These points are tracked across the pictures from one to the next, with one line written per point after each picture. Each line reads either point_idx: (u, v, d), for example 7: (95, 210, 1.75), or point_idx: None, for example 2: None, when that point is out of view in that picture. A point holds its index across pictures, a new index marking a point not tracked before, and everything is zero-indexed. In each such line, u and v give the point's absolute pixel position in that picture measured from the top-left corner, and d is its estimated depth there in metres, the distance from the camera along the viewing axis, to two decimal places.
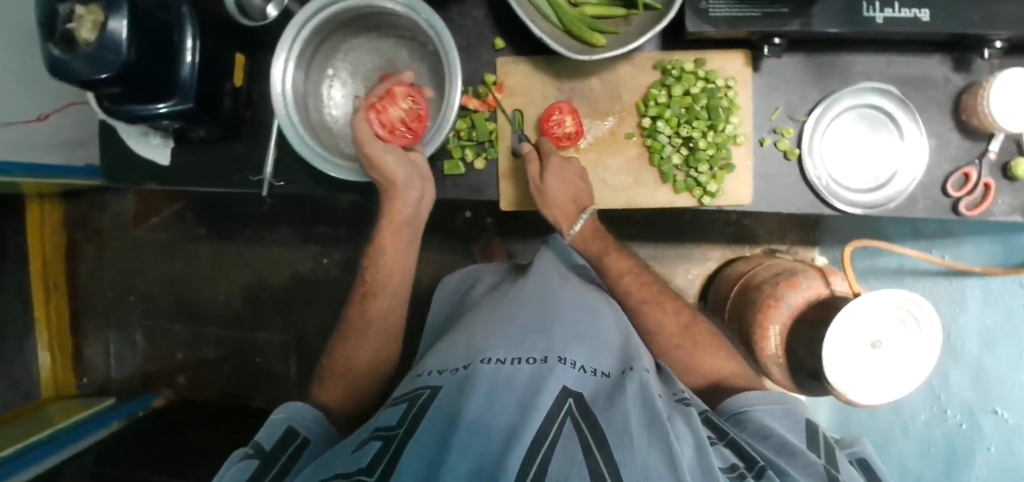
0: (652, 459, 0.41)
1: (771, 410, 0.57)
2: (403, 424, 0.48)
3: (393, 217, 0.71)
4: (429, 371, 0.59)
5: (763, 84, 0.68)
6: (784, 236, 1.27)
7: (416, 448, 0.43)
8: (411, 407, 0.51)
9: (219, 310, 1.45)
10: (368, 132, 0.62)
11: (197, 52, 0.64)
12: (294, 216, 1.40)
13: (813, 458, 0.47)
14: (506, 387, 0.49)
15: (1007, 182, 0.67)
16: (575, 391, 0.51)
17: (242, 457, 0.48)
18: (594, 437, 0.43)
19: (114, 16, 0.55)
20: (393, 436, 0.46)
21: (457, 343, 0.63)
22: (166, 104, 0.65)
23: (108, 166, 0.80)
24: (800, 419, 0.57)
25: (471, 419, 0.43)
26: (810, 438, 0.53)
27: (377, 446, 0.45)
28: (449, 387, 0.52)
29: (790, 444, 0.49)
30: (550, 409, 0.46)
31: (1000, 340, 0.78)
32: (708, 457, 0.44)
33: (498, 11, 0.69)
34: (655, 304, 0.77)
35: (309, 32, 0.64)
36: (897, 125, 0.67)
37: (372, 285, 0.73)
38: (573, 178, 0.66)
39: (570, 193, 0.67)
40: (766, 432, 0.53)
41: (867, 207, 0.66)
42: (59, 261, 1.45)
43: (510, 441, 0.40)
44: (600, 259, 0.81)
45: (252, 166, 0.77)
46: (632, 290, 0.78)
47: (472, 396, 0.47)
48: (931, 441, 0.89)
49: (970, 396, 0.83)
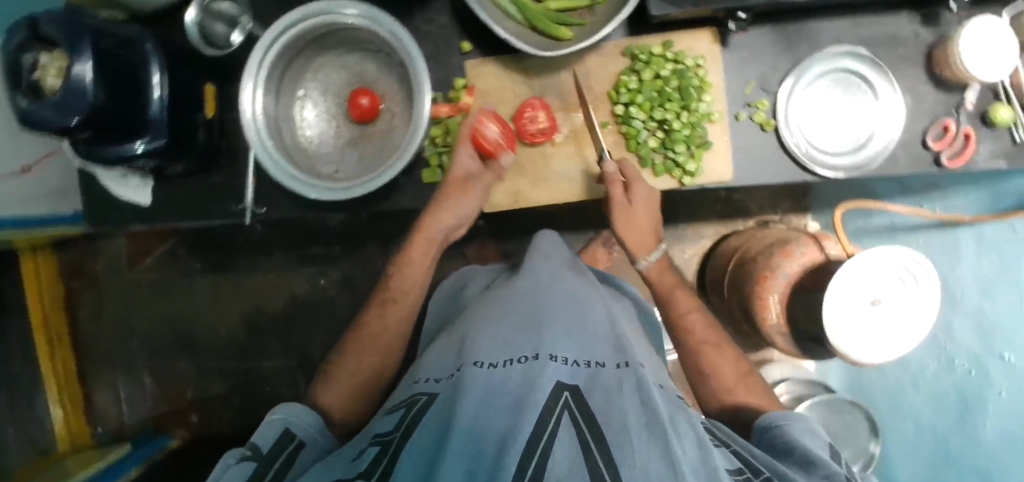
0: (652, 459, 0.41)
1: (794, 422, 0.57)
2: (399, 428, 0.51)
3: (427, 232, 0.72)
4: (423, 379, 0.61)
5: (734, 59, 0.68)
6: (776, 206, 1.27)
7: (413, 450, 0.45)
8: (407, 412, 0.53)
9: (223, 343, 1.44)
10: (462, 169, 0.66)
11: (166, 86, 0.64)
12: (286, 240, 1.40)
13: (835, 469, 0.47)
14: (500, 387, 0.50)
15: (986, 130, 0.67)
16: (570, 384, 0.51)
17: (240, 457, 0.51)
18: (591, 431, 0.43)
19: (78, 60, 0.55)
20: (390, 440, 0.49)
21: (451, 348, 0.65)
22: (141, 142, 0.65)
23: (91, 211, 0.80)
24: (822, 434, 0.56)
25: (467, 421, 0.44)
26: (832, 454, 0.53)
27: (376, 450, 0.48)
28: (444, 393, 0.53)
29: (812, 456, 0.49)
30: (546, 401, 0.47)
31: (999, 288, 0.82)
32: (711, 459, 0.44)
33: (461, 15, 0.69)
34: (716, 348, 0.70)
35: (275, 55, 0.64)
36: (871, 85, 0.67)
37: (396, 293, 0.76)
38: (648, 212, 0.68)
39: (650, 224, 0.68)
40: (788, 446, 0.53)
41: (848, 171, 0.66)
42: (59, 311, 1.45)
43: (506, 440, 0.40)
44: (666, 298, 0.74)
45: (233, 195, 0.78)
46: (694, 331, 0.71)
47: (465, 398, 0.48)
48: (942, 394, 0.89)
49: (974, 343, 0.85)
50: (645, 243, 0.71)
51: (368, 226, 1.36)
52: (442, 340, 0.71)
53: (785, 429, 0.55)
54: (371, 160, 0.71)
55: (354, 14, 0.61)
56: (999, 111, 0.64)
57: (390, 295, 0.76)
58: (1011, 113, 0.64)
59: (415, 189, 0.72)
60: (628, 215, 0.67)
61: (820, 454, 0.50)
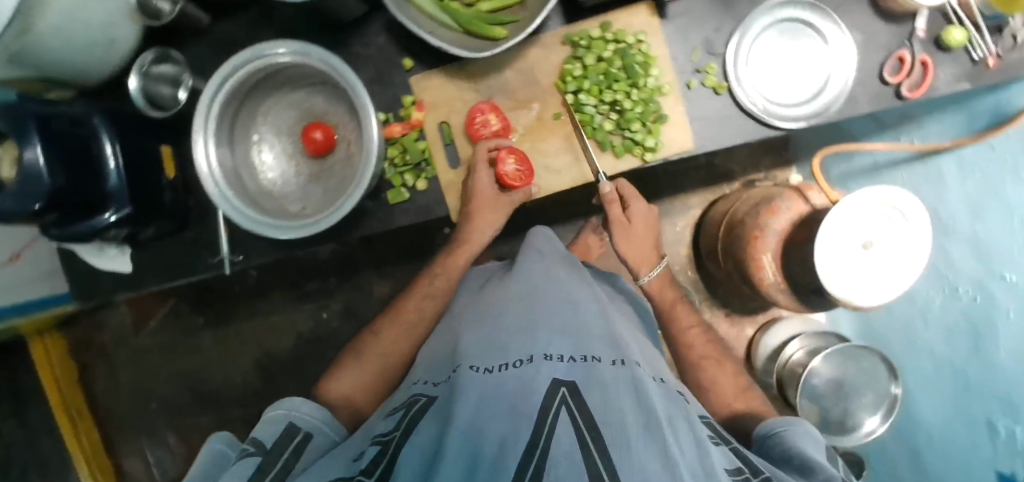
0: (651, 459, 0.40)
1: (791, 427, 0.58)
2: (398, 428, 0.50)
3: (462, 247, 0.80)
4: (420, 381, 0.61)
5: (675, 28, 0.67)
6: (759, 164, 1.26)
7: (411, 451, 0.45)
8: (406, 414, 0.52)
9: (239, 392, 1.44)
10: (489, 194, 0.71)
11: (120, 155, 0.65)
12: (283, 281, 1.41)
13: (832, 472, 0.48)
14: (496, 390, 0.49)
15: (943, 54, 0.65)
16: (568, 380, 0.50)
17: (244, 454, 0.51)
18: (590, 431, 0.42)
19: (27, 146, 0.55)
20: (390, 439, 0.48)
21: (446, 351, 0.64)
22: (110, 213, 0.66)
23: (77, 286, 0.81)
24: (819, 438, 0.57)
25: (463, 428, 0.43)
26: (830, 458, 0.54)
27: (376, 451, 0.47)
28: (440, 398, 0.52)
29: (809, 461, 0.50)
30: (544, 401, 0.46)
31: (987, 205, 0.74)
32: (709, 460, 0.44)
33: (398, 34, 0.70)
34: (716, 362, 0.77)
35: (222, 101, 0.64)
36: (817, 29, 0.66)
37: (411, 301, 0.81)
38: (646, 226, 0.81)
39: (650, 236, 0.81)
40: (786, 453, 0.53)
41: (809, 118, 0.65)
42: (74, 387, 1.46)
43: (503, 450, 0.41)
44: (669, 310, 0.83)
45: (209, 247, 0.78)
46: (694, 346, 0.79)
47: (461, 401, 0.47)
48: (953, 324, 0.82)
49: (976, 267, 0.77)
50: (651, 258, 0.82)
51: (359, 253, 1.36)
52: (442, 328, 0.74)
53: (783, 435, 0.57)
54: (334, 192, 0.72)
55: (286, 52, 0.62)
56: (952, 34, 0.62)
57: (393, 325, 0.81)
58: (965, 33, 0.62)
59: (384, 212, 0.72)
60: (629, 227, 0.79)
61: (817, 457, 0.51)
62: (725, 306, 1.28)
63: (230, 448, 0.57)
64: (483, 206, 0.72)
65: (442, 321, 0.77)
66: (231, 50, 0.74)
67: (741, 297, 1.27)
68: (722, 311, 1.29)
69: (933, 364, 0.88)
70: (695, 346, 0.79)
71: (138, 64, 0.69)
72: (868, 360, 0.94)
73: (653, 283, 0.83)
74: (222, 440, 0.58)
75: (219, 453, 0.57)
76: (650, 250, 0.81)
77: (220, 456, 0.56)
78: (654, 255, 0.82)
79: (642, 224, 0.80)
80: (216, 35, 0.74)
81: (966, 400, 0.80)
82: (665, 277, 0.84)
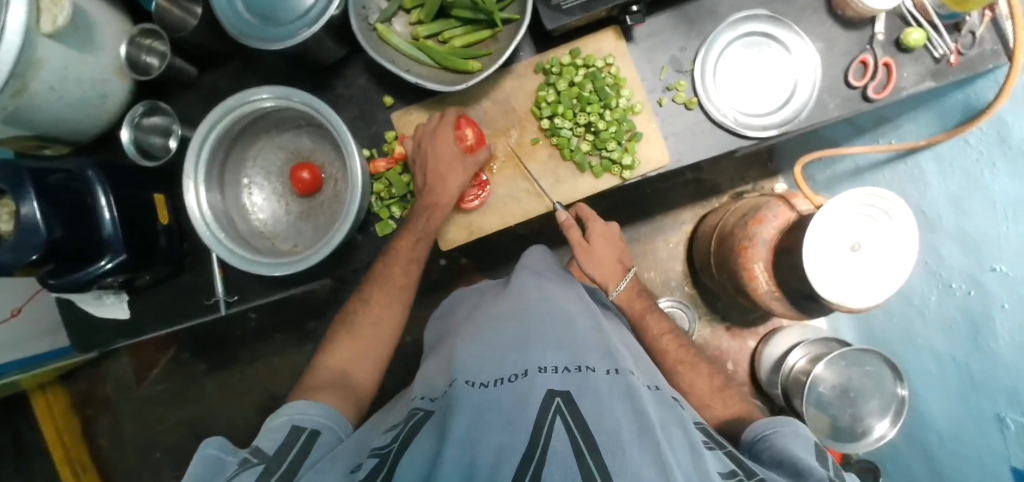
0: (645, 465, 0.40)
1: (780, 429, 0.57)
2: (396, 441, 0.49)
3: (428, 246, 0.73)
4: (419, 395, 0.60)
5: (642, 50, 0.70)
6: (745, 176, 1.27)
7: (411, 458, 0.44)
8: (404, 427, 0.51)
9: (243, 435, 1.42)
10: (450, 147, 0.69)
11: (114, 206, 0.67)
12: (283, 322, 1.41)
13: (821, 472, 0.48)
14: (492, 403, 0.48)
15: (904, 55, 0.68)
16: (562, 390, 0.49)
17: (245, 463, 0.49)
18: (587, 441, 0.41)
19: (24, 202, 0.57)
20: (389, 452, 0.47)
21: (442, 366, 0.64)
22: (106, 261, 0.67)
23: (74, 338, 0.82)
24: (807, 437, 0.56)
25: (461, 439, 0.43)
26: (820, 457, 0.53)
27: (375, 462, 0.46)
28: (438, 411, 0.52)
29: (798, 463, 0.49)
30: (539, 414, 0.45)
31: (970, 200, 0.71)
32: (703, 462, 0.44)
33: (378, 74, 0.73)
34: (690, 366, 0.75)
35: (211, 147, 0.66)
36: (779, 40, 0.68)
37: None
38: (611, 241, 0.83)
39: (613, 252, 0.82)
40: (777, 456, 0.53)
41: (780, 126, 0.67)
42: (77, 441, 1.44)
43: (500, 459, 0.40)
44: (640, 322, 0.81)
45: (205, 289, 0.79)
46: (669, 350, 0.77)
47: (459, 413, 0.47)
48: (952, 320, 0.80)
49: (967, 262, 0.74)
50: (615, 272, 0.83)
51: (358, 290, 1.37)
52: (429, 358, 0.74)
53: (772, 439, 0.56)
54: (325, 227, 0.73)
55: (269, 97, 0.65)
56: (910, 35, 0.64)
57: (378, 311, 0.75)
58: (922, 33, 0.64)
59: (374, 244, 0.75)
60: (591, 250, 0.81)
61: (805, 458, 0.51)
62: (725, 318, 1.28)
63: (228, 453, 0.51)
64: (442, 157, 0.69)
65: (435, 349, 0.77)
66: (218, 99, 0.77)
67: (740, 308, 1.27)
68: (723, 324, 1.28)
69: (936, 361, 0.87)
70: (669, 348, 0.77)
71: (130, 116, 0.72)
72: (871, 363, 0.93)
73: (622, 296, 0.82)
74: (217, 446, 0.52)
75: (216, 460, 0.50)
76: (614, 265, 0.82)
77: (219, 464, 0.50)
78: (620, 269, 0.83)
79: (606, 241, 0.82)
80: (204, 86, 0.77)
81: (974, 398, 0.77)
82: (635, 285, 0.83)
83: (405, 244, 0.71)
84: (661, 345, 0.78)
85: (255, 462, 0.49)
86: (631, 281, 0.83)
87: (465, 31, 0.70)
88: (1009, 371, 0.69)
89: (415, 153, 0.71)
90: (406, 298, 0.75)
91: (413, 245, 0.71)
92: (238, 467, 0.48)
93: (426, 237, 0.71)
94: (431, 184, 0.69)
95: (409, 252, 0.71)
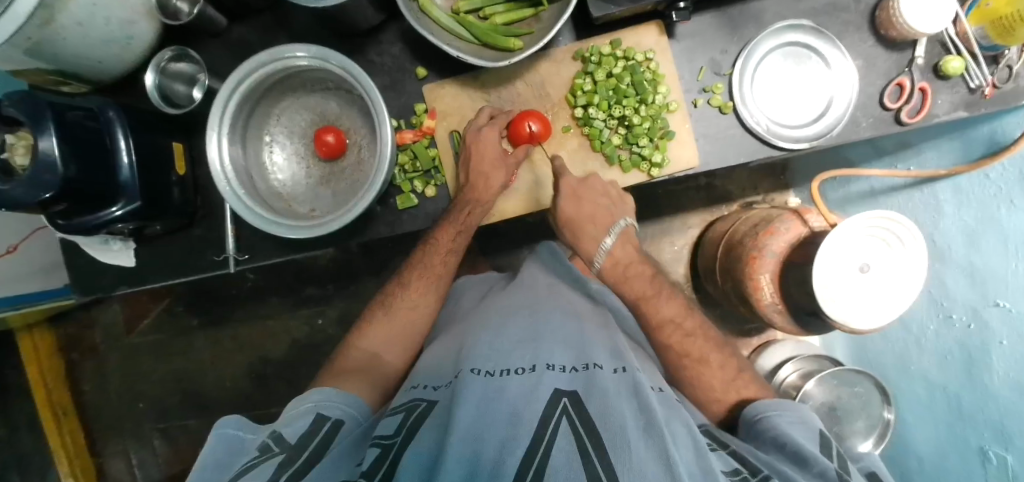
0: (651, 463, 0.39)
1: (784, 414, 0.55)
2: (401, 432, 0.47)
3: (467, 224, 0.72)
4: (420, 384, 0.59)
5: (682, 49, 0.70)
6: (757, 187, 1.27)
7: (413, 453, 0.43)
8: (407, 417, 0.50)
9: (230, 395, 1.42)
10: (492, 145, 0.69)
11: (132, 150, 0.65)
12: (279, 286, 1.40)
13: (826, 463, 0.46)
14: (497, 397, 0.47)
15: (941, 82, 0.67)
16: (568, 390, 0.49)
17: (267, 453, 0.48)
18: (591, 438, 0.41)
19: (43, 138, 0.56)
20: (392, 443, 0.46)
21: (449, 356, 0.64)
22: (117, 207, 0.65)
23: (77, 280, 0.81)
24: (812, 425, 0.54)
25: (465, 432, 0.42)
26: (824, 447, 0.51)
27: (376, 454, 0.45)
28: (443, 402, 0.51)
29: (802, 450, 0.48)
30: (544, 411, 0.45)
31: (983, 234, 0.71)
32: (707, 461, 0.43)
33: (413, 45, 0.73)
34: None
35: (237, 102, 0.65)
36: (821, 54, 0.68)
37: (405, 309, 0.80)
38: (587, 200, 0.71)
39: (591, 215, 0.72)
40: (779, 440, 0.51)
41: (812, 140, 0.67)
42: (60, 385, 1.43)
43: (503, 453, 0.40)
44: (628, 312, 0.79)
45: (215, 245, 0.78)
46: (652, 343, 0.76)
47: (462, 405, 0.46)
48: (947, 349, 0.81)
49: (971, 295, 0.74)
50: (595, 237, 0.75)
51: (359, 261, 1.35)
52: (439, 336, 0.74)
53: (772, 421, 0.55)
54: (345, 194, 0.72)
55: (304, 56, 0.64)
56: (949, 63, 0.64)
57: (400, 294, 0.77)
58: (962, 62, 0.63)
59: (392, 215, 0.75)
60: (578, 227, 0.74)
61: (809, 446, 0.49)
62: (722, 326, 1.29)
63: (245, 432, 0.52)
64: (484, 155, 0.69)
65: (442, 327, 0.77)
66: (246, 53, 0.75)
67: (738, 317, 1.28)
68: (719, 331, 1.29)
69: (925, 387, 0.89)
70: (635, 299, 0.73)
71: (156, 60, 0.70)
72: (862, 385, 0.96)
73: (607, 266, 0.75)
74: (236, 425, 0.52)
75: (231, 436, 0.51)
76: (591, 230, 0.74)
77: (236, 441, 0.51)
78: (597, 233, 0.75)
79: (597, 197, 0.72)
80: (232, 38, 0.75)
81: (960, 426, 0.79)
82: (624, 245, 0.75)
83: (445, 233, 0.73)
84: (647, 300, 0.71)
85: (277, 451, 0.48)
86: (620, 239, 0.75)
87: (507, 8, 0.69)
88: (1001, 404, 0.70)
89: (467, 136, 0.71)
90: (448, 267, 0.77)
91: (456, 234, 0.73)
92: (259, 455, 0.48)
93: (466, 230, 0.73)
94: (473, 180, 0.70)
95: (447, 242, 0.74)
